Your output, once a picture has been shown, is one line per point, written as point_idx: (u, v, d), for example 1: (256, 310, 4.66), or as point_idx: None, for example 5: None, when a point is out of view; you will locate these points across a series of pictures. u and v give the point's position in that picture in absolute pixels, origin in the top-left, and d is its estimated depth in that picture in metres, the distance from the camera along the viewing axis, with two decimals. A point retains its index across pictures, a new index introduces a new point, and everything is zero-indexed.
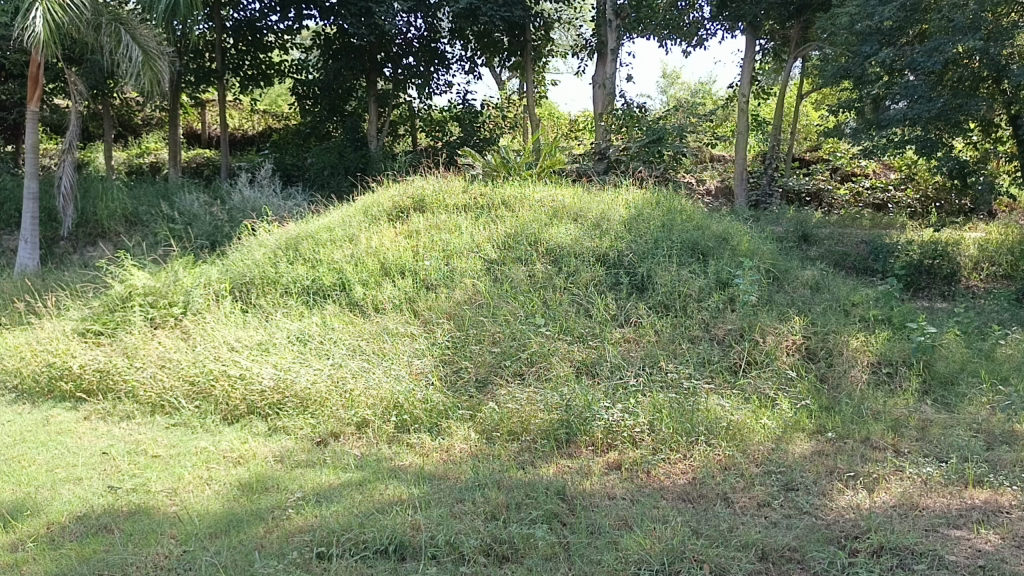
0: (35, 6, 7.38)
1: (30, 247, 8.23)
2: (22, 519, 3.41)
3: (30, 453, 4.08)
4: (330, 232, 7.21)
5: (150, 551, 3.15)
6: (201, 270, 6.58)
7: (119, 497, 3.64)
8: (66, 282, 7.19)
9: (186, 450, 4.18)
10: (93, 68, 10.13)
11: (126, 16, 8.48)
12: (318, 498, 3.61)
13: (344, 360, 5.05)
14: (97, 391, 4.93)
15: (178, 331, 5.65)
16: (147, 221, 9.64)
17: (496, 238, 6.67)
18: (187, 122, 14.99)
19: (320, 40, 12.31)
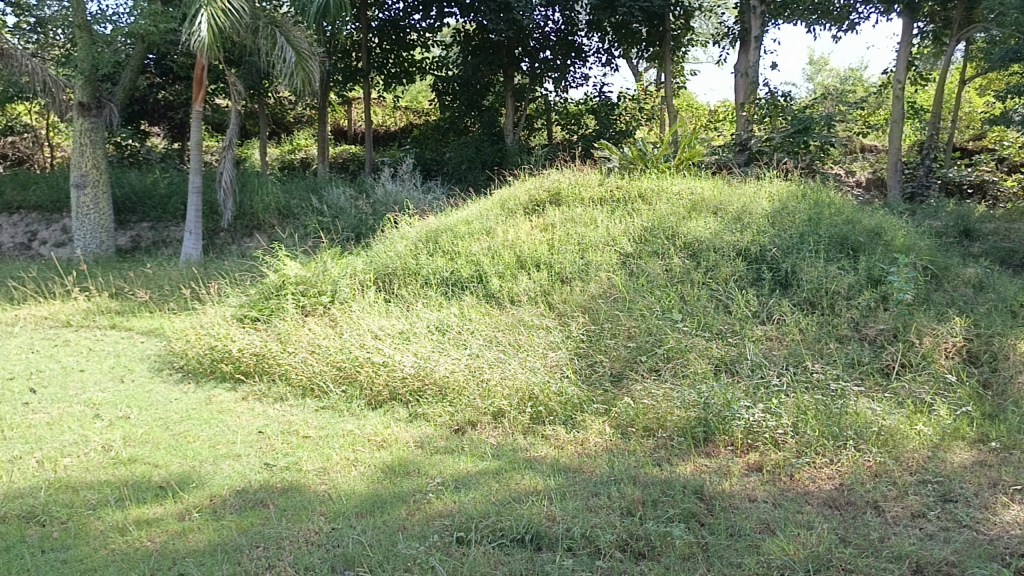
0: (201, 11, 7.86)
1: (194, 237, 8.83)
2: (188, 490, 3.68)
3: (194, 430, 4.38)
4: (468, 225, 7.36)
5: (302, 526, 3.33)
6: (347, 261, 6.86)
7: (274, 474, 3.86)
8: (225, 271, 7.67)
9: (334, 432, 4.39)
10: (250, 70, 10.74)
11: (281, 19, 8.95)
12: (457, 484, 3.71)
13: (481, 350, 5.14)
14: (254, 372, 5.25)
15: (326, 318, 5.93)
16: (298, 214, 10.15)
17: (633, 232, 6.62)
18: (334, 119, 15.69)
19: (460, 38, 12.52)
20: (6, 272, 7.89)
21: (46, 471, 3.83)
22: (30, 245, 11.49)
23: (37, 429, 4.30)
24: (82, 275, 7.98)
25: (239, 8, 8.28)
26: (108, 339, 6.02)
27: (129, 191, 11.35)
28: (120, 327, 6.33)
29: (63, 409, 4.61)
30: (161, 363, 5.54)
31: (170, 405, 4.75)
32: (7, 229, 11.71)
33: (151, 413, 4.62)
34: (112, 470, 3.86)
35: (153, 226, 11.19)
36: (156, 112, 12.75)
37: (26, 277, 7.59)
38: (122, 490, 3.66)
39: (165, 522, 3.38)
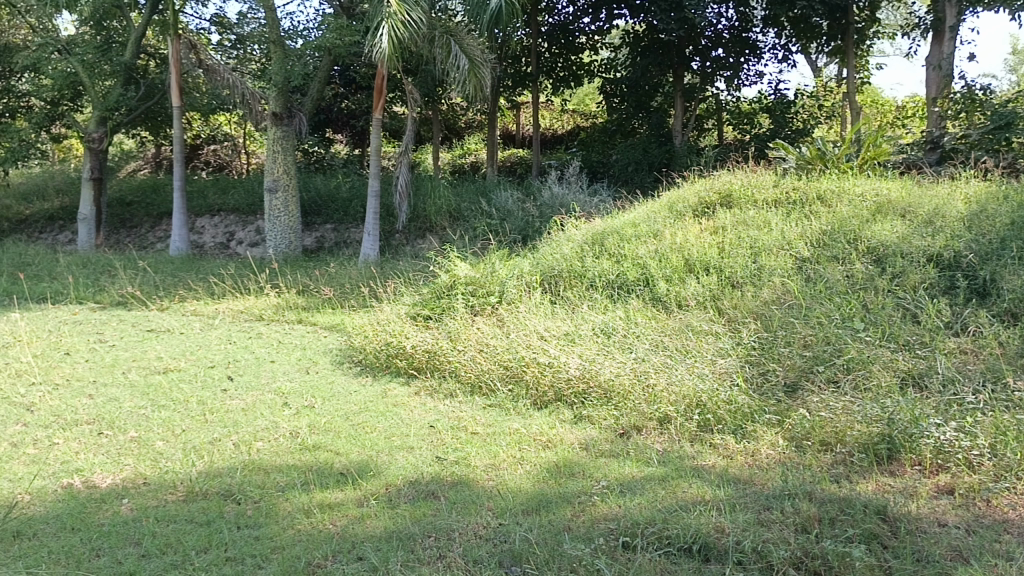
0: (382, 24, 8.29)
1: (372, 239, 9.30)
2: (366, 478, 3.89)
3: (372, 421, 4.62)
4: (635, 227, 7.31)
5: (471, 520, 3.43)
6: (515, 263, 6.99)
7: (444, 467, 4.00)
8: (400, 271, 8.03)
9: (501, 429, 4.49)
10: (425, 78, 11.17)
11: (455, 28, 9.31)
12: (622, 488, 3.69)
13: (647, 354, 5.08)
14: (426, 368, 5.46)
15: (494, 318, 6.08)
16: (468, 216, 10.45)
17: (810, 236, 6.33)
18: (503, 124, 16.05)
19: (630, 39, 12.42)
20: (208, 269, 8.64)
21: (242, 453, 4.16)
22: (228, 244, 12.52)
23: (234, 414, 4.68)
24: (273, 273, 8.60)
25: (417, 19, 8.65)
26: (295, 333, 6.46)
27: (315, 195, 12.15)
28: (306, 321, 6.78)
29: (257, 396, 4.99)
30: (342, 356, 5.87)
31: (350, 397, 5.03)
32: (208, 229, 12.82)
33: (333, 403, 4.91)
34: (299, 455, 4.14)
35: (335, 228, 11.91)
36: (339, 120, 13.56)
37: (225, 274, 8.28)
38: (308, 474, 3.92)
39: (345, 507, 3.59)
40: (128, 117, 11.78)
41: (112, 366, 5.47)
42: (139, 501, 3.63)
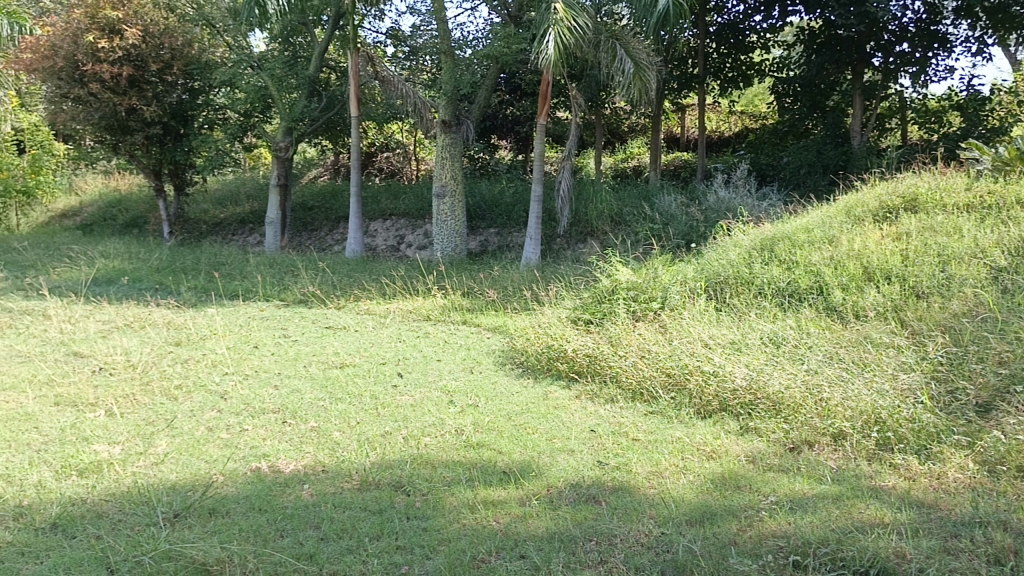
0: (549, 31, 8.39)
1: (534, 243, 9.42)
2: (529, 478, 3.94)
3: (534, 422, 4.68)
4: (808, 233, 7.00)
5: (633, 526, 3.40)
6: (678, 268, 6.87)
7: (606, 472, 3.99)
8: (562, 275, 8.10)
9: (663, 437, 4.42)
10: (590, 83, 11.20)
11: (621, 31, 9.29)
12: (792, 505, 3.54)
13: (820, 366, 4.84)
14: (587, 373, 5.47)
15: (657, 324, 6.00)
16: (631, 220, 10.37)
17: (1008, 243, 5.83)
18: (668, 127, 15.85)
19: (805, 36, 12.00)
20: (380, 271, 9.08)
21: (410, 447, 4.34)
22: (398, 247, 13.10)
23: (403, 409, 4.89)
24: (440, 275, 8.93)
25: (583, 24, 8.71)
26: (460, 333, 6.66)
27: (479, 200, 12.52)
28: (471, 322, 6.97)
29: (424, 393, 5.18)
30: (504, 358, 6.00)
31: (512, 397, 5.14)
32: (380, 232, 13.47)
33: (495, 403, 5.03)
34: (463, 452, 4.26)
35: (498, 232, 12.17)
36: (504, 127, 13.86)
37: (396, 276, 8.67)
38: (472, 471, 4.02)
39: (508, 506, 3.66)
40: (311, 128, 12.58)
41: (295, 359, 5.86)
42: (318, 487, 3.87)
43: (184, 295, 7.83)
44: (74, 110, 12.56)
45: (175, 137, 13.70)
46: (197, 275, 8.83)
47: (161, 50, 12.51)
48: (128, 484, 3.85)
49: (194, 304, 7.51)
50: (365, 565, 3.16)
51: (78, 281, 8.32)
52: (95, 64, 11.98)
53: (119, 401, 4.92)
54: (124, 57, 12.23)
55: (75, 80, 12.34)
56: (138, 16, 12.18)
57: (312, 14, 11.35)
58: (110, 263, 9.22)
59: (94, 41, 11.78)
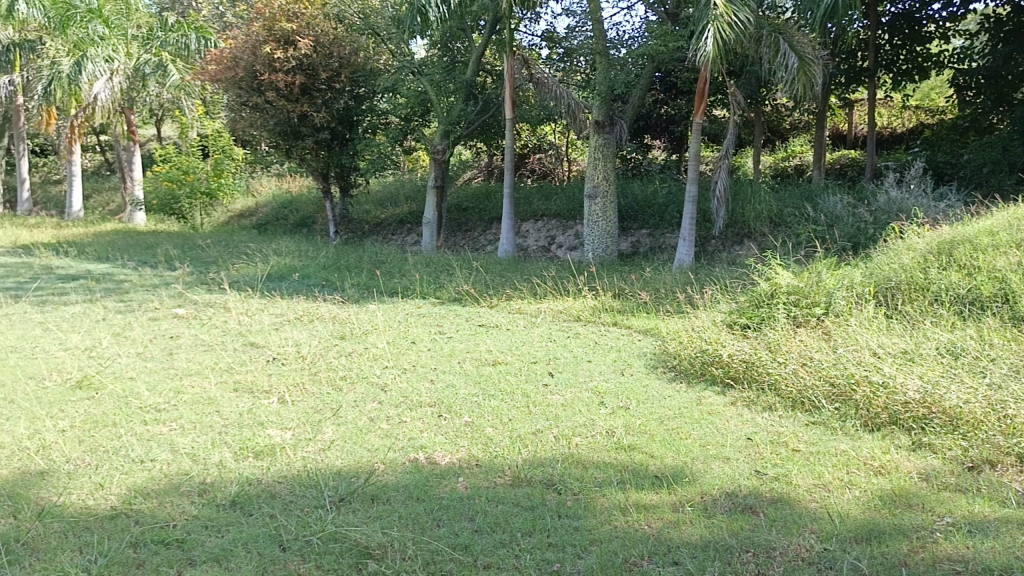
0: (708, 27, 8.19)
1: (687, 244, 9.22)
2: (682, 484, 3.87)
3: (687, 428, 4.59)
4: (994, 236, 6.47)
5: (793, 540, 3.27)
6: (843, 273, 6.54)
7: (763, 482, 3.85)
8: (718, 277, 7.92)
9: (826, 449, 4.22)
10: (750, 79, 10.84)
11: (785, 26, 8.94)
12: (971, 528, 3.29)
13: (1005, 381, 4.47)
14: (744, 379, 5.29)
15: (820, 331, 5.73)
16: (792, 222, 9.96)
17: None
18: (833, 124, 15.14)
19: (990, 24, 11.26)
20: (532, 271, 9.19)
21: (562, 446, 4.36)
22: (549, 248, 13.22)
23: (554, 408, 4.92)
24: (591, 275, 8.93)
25: (744, 19, 8.46)
26: (611, 334, 6.63)
27: (632, 201, 12.45)
28: (622, 324, 6.93)
29: (575, 394, 5.19)
30: (656, 361, 5.91)
31: (664, 401, 5.05)
32: (532, 233, 13.64)
33: (647, 406, 4.96)
34: (615, 454, 4.24)
35: (651, 233, 12.03)
36: (658, 126, 13.67)
37: (547, 276, 8.74)
38: (624, 474, 3.99)
39: (661, 510, 3.60)
40: (467, 130, 12.90)
41: (450, 355, 6.03)
42: (472, 480, 3.97)
43: (348, 291, 8.24)
44: (252, 117, 13.48)
45: (341, 141, 14.42)
46: (359, 272, 9.26)
47: (331, 59, 13.22)
48: (298, 468, 4.10)
49: (356, 300, 7.88)
50: (518, 560, 3.21)
51: (254, 276, 8.94)
52: (271, 73, 12.82)
53: (290, 389, 5.25)
54: (297, 67, 13.02)
55: (254, 89, 13.24)
56: (310, 27, 12.92)
57: (470, 19, 11.63)
58: (282, 260, 9.83)
59: (271, 52, 12.63)
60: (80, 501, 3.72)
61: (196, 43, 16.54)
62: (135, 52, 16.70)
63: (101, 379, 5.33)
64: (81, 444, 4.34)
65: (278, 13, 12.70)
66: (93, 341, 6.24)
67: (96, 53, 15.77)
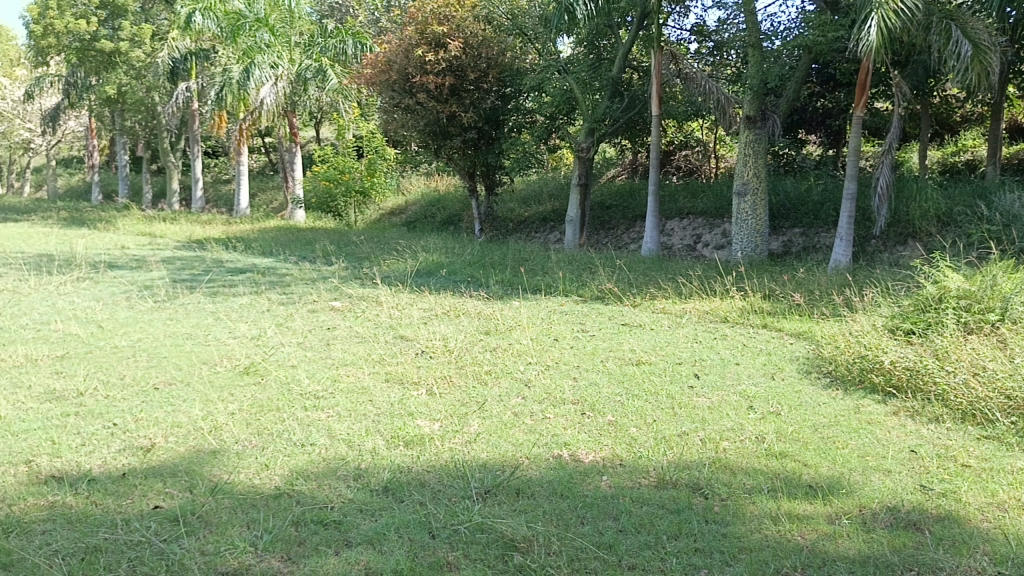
0: (872, 15, 7.78)
1: (845, 244, 8.77)
2: (838, 496, 3.69)
3: (843, 437, 4.37)
4: None
5: (962, 561, 3.06)
6: (1022, 277, 6.06)
7: (929, 498, 3.62)
8: (878, 279, 7.52)
9: (1000, 466, 3.92)
10: (917, 69, 10.19)
11: (958, 11, 8.36)
12: None
13: None
14: (907, 388, 4.99)
15: (994, 339, 5.33)
16: (962, 221, 9.31)
17: None
18: (1010, 116, 14.03)
19: None
20: (677, 270, 9.01)
21: (709, 450, 4.26)
22: (695, 246, 12.95)
23: (701, 411, 4.82)
24: (740, 275, 8.69)
25: (911, 6, 7.98)
26: (761, 337, 6.41)
27: (784, 199, 12.03)
28: (771, 327, 6.69)
29: (722, 396, 5.07)
30: (809, 365, 5.67)
31: (819, 408, 4.84)
32: (677, 231, 13.41)
33: (800, 413, 4.77)
34: (765, 460, 4.10)
35: (804, 232, 11.55)
36: (814, 121, 13.08)
37: (693, 275, 8.57)
38: (775, 481, 3.86)
39: (816, 521, 3.46)
40: (612, 128, 12.84)
41: (593, 354, 6.02)
42: (616, 479, 3.94)
43: (493, 287, 8.40)
44: (404, 118, 13.98)
45: (488, 140, 14.68)
46: (503, 269, 9.42)
47: (479, 60, 13.49)
48: (446, 458, 4.21)
49: (501, 297, 8.02)
50: (665, 563, 3.17)
51: (404, 272, 9.26)
52: (423, 75, 13.27)
53: (438, 381, 5.41)
54: (447, 68, 13.39)
55: (406, 91, 13.77)
56: (461, 29, 13.25)
57: (618, 16, 11.56)
58: (430, 256, 10.13)
59: (423, 54, 13.08)
60: (247, 479, 3.98)
61: (353, 48, 17.34)
62: (297, 58, 17.70)
63: (266, 366, 5.69)
64: (249, 426, 4.65)
65: (430, 16, 13.23)
66: (258, 330, 6.66)
67: (263, 59, 16.77)
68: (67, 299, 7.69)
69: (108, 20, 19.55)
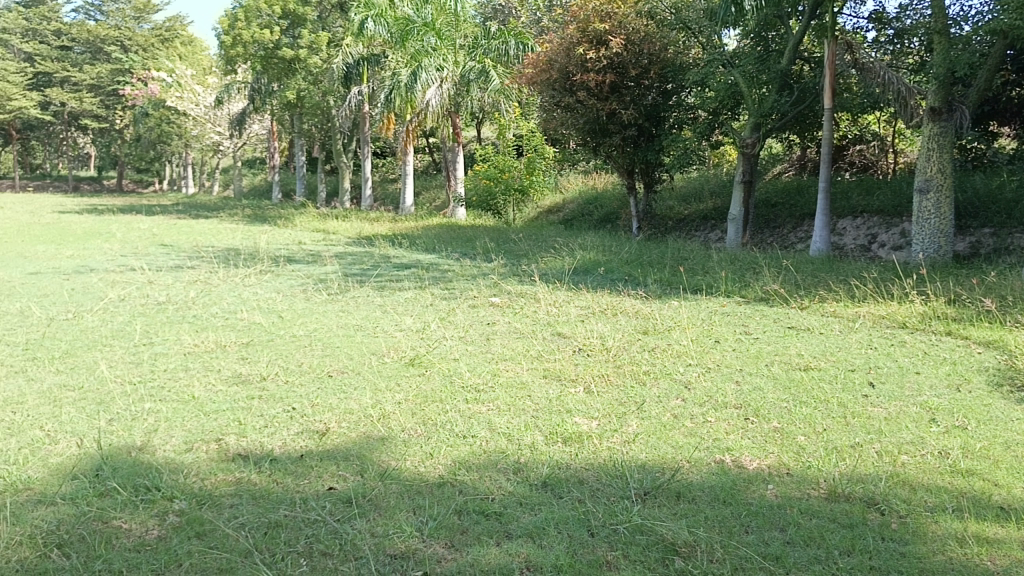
0: None
1: None
2: None
3: None
4: None
5: None
6: None
7: None
8: None
9: None
10: None
11: None
12: None
13: None
14: None
15: None
16: None
17: None
18: None
19: None
20: (848, 272, 8.55)
21: (886, 464, 4.01)
22: (870, 247, 12.24)
23: (876, 422, 4.54)
24: (920, 278, 8.13)
25: None
26: (944, 345, 5.97)
27: (972, 198, 11.40)
28: (956, 334, 6.21)
29: (901, 407, 4.75)
30: (1000, 377, 5.22)
31: (1012, 424, 4.44)
32: (850, 231, 12.73)
33: (990, 428, 4.40)
34: (950, 478, 3.81)
35: (994, 233, 10.66)
36: (1008, 111, 11.99)
37: (867, 277, 8.11)
38: (960, 501, 3.58)
39: (1009, 547, 3.18)
40: (779, 122, 12.35)
41: (756, 357, 5.81)
42: (783, 489, 3.79)
43: (652, 286, 8.29)
44: (564, 117, 14.07)
45: (648, 137, 14.48)
46: (662, 268, 9.28)
47: (641, 56, 13.35)
48: (604, 457, 4.20)
49: (660, 296, 7.91)
50: None
51: (562, 270, 9.32)
52: (583, 74, 13.29)
53: (596, 380, 5.40)
54: (608, 66, 13.34)
55: (566, 89, 13.85)
56: (623, 26, 13.17)
57: (788, 5, 11.10)
58: (588, 254, 10.13)
59: (584, 53, 13.11)
60: (412, 467, 4.14)
61: (515, 49, 17.66)
62: (461, 60, 18.15)
63: (430, 359, 5.89)
64: (414, 415, 4.83)
65: (592, 14, 13.26)
66: (422, 323, 6.91)
67: (429, 63, 17.47)
68: (251, 290, 8.29)
69: (289, 29, 21.00)
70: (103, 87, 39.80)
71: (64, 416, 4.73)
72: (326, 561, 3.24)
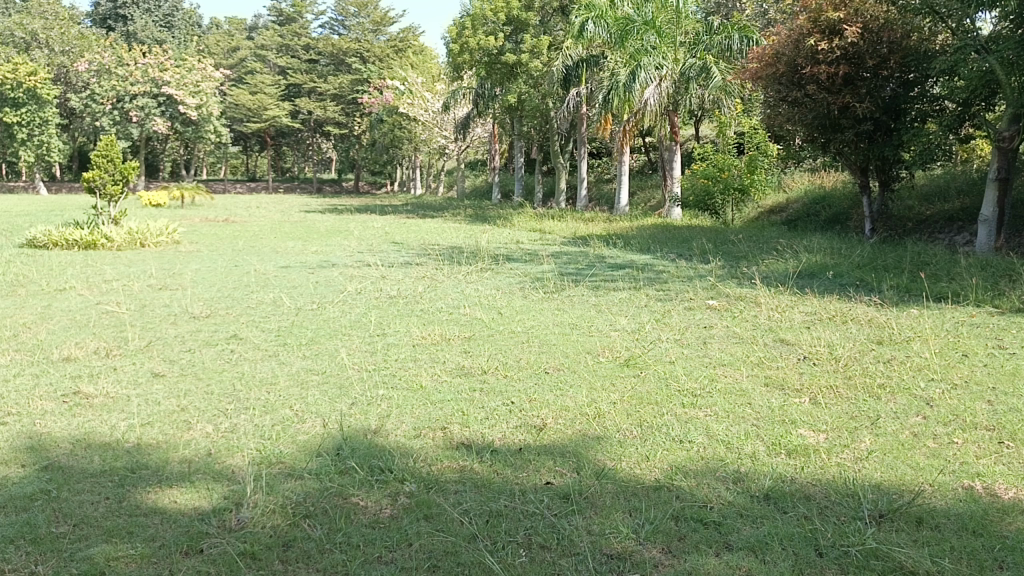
0: None
1: None
2: None
3: None
4: None
5: None
6: None
7: None
8: None
9: None
10: None
11: None
12: None
13: None
14: None
15: None
16: None
17: None
18: None
19: None
20: None
21: None
22: None
23: None
24: None
25: None
26: None
27: None
28: None
29: None
30: None
31: None
32: None
33: None
34: None
35: None
36: None
37: None
38: None
39: None
40: None
41: (1012, 376, 5.21)
42: None
43: (887, 293, 7.69)
44: (790, 112, 13.45)
45: (885, 132, 13.45)
46: (900, 274, 8.59)
47: (879, 45, 12.45)
48: (834, 473, 3.95)
49: (896, 303, 7.33)
50: None
51: (786, 273, 8.90)
52: (814, 66, 12.63)
53: (823, 391, 5.10)
54: (842, 57, 12.57)
55: (794, 83, 13.22)
56: (860, 14, 12.36)
57: None
58: (814, 257, 9.61)
59: (815, 44, 12.46)
60: (629, 468, 4.12)
61: (740, 43, 17.17)
62: (682, 57, 17.87)
63: (645, 360, 5.84)
64: (630, 416, 4.81)
65: (826, 3, 12.56)
66: (638, 324, 6.87)
67: (649, 62, 17.41)
68: (473, 287, 8.66)
69: (512, 35, 21.75)
70: (344, 96, 43.26)
71: (310, 397, 5.19)
72: (545, 554, 3.31)
